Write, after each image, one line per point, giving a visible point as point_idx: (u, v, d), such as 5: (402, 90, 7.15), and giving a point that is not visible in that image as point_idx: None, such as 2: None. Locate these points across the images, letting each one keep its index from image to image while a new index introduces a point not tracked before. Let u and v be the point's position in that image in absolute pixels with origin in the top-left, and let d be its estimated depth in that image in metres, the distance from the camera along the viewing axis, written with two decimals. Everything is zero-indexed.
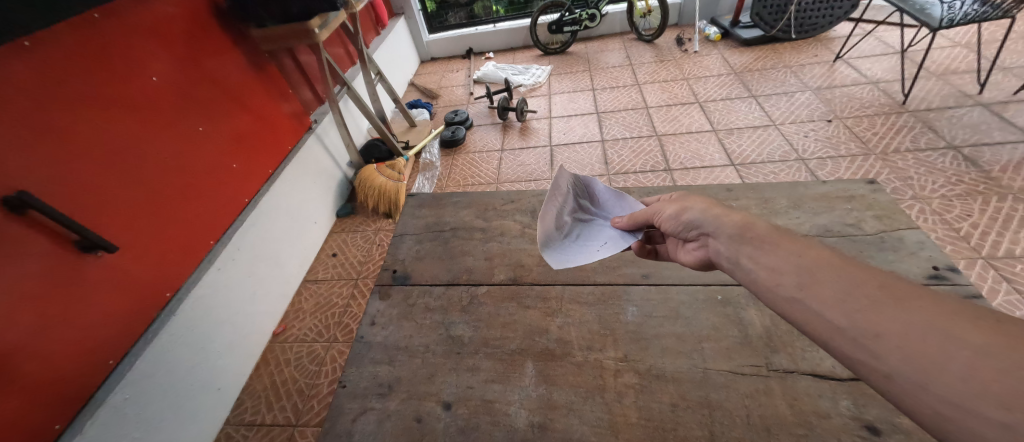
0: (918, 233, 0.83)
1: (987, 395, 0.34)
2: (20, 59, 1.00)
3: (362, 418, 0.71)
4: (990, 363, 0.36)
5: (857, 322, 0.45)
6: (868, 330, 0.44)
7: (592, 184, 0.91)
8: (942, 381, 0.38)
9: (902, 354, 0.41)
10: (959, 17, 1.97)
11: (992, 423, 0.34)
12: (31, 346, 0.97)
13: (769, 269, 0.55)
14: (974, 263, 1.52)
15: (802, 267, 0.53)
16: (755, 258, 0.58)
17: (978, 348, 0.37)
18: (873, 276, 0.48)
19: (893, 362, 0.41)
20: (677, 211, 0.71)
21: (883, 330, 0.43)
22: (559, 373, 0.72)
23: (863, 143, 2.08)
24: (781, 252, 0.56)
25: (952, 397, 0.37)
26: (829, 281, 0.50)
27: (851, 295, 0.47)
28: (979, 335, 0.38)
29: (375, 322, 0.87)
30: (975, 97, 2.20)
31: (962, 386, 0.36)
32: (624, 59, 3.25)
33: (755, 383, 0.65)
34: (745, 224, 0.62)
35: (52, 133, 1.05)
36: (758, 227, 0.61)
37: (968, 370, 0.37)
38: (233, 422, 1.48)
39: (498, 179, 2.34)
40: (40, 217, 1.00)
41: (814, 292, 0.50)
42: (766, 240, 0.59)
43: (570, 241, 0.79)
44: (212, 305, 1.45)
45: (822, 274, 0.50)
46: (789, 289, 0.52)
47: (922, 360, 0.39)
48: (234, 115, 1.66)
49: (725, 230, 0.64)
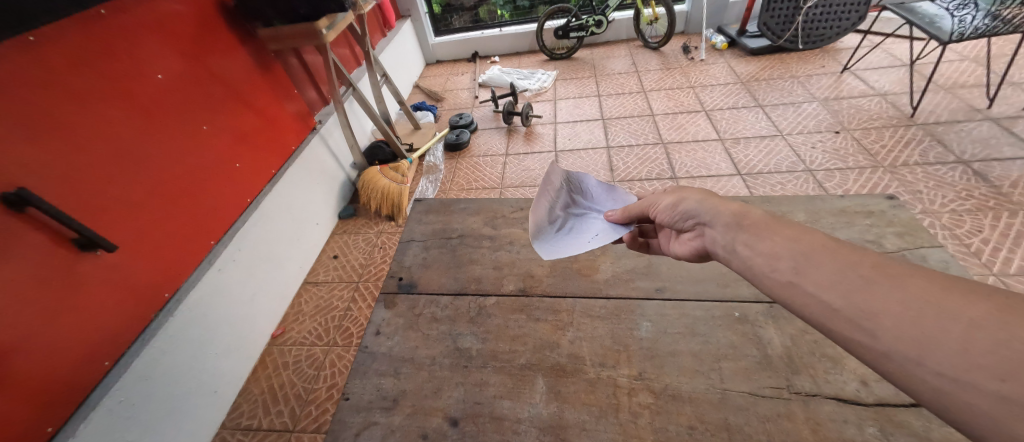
0: (941, 252, 0.81)
1: (980, 367, 0.34)
2: (23, 53, 0.98)
3: (365, 433, 0.69)
4: (983, 336, 0.35)
5: (852, 302, 0.44)
6: (863, 309, 0.43)
7: (584, 179, 0.87)
8: (937, 356, 0.37)
9: (898, 332, 0.40)
10: (969, 31, 1.96)
11: (990, 396, 0.34)
12: (25, 344, 0.95)
13: (766, 255, 0.54)
14: (986, 279, 1.50)
15: (798, 251, 0.51)
16: (750, 244, 0.56)
17: (970, 321, 0.37)
18: (866, 256, 0.47)
19: (889, 340, 0.40)
20: (674, 202, 0.69)
21: (878, 309, 0.42)
22: (571, 391, 0.69)
23: (871, 156, 2.06)
24: (775, 238, 0.54)
25: (946, 371, 0.36)
26: (823, 264, 0.48)
27: (845, 275, 0.46)
28: (971, 308, 0.37)
29: (380, 331, 0.84)
30: (984, 111, 2.19)
31: (959, 360, 0.36)
32: (630, 65, 3.24)
33: (777, 406, 0.63)
34: (740, 212, 0.60)
35: (52, 127, 1.02)
36: (755, 214, 0.58)
37: (962, 344, 0.36)
38: (229, 425, 1.45)
39: (503, 184, 2.32)
40: (40, 214, 0.98)
41: (810, 275, 0.48)
42: (764, 227, 0.56)
43: (562, 234, 0.76)
44: (212, 306, 1.42)
45: (817, 257, 0.49)
46: (785, 274, 0.51)
47: (916, 336, 0.39)
48: (238, 114, 1.64)
49: (722, 218, 0.62)
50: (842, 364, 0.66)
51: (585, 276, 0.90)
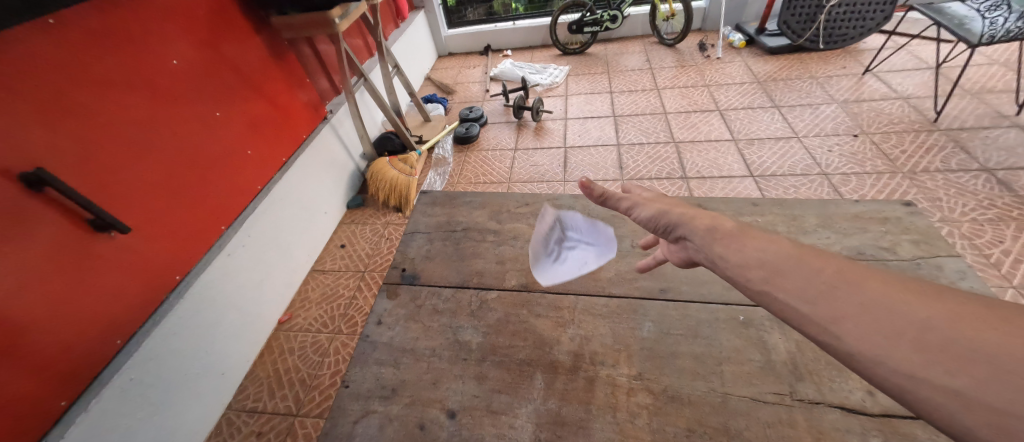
0: (958, 261, 0.78)
1: (936, 364, 0.36)
2: (45, 36, 1.00)
3: (363, 421, 0.70)
4: (936, 335, 0.37)
5: (817, 308, 0.44)
6: (828, 314, 0.43)
7: None
8: (899, 356, 0.38)
9: (860, 334, 0.40)
10: (1000, 34, 1.88)
11: (945, 390, 0.35)
12: (40, 322, 0.97)
13: (738, 265, 0.52)
14: (1006, 292, 1.45)
15: (765, 259, 0.50)
16: (724, 256, 0.54)
17: (925, 322, 0.38)
18: (828, 262, 0.47)
19: (853, 341, 0.40)
20: (653, 216, 0.66)
21: (841, 313, 0.42)
22: (569, 388, 0.69)
23: (890, 161, 2.01)
24: (748, 248, 0.53)
25: (907, 370, 0.37)
26: (790, 271, 0.48)
27: (809, 282, 0.46)
28: (923, 310, 0.39)
29: (381, 321, 0.85)
30: (1012, 118, 2.11)
31: (917, 358, 0.37)
32: (644, 62, 3.19)
33: (778, 412, 0.62)
34: (713, 224, 0.59)
35: (69, 110, 1.04)
36: (727, 227, 0.57)
37: (919, 343, 0.38)
38: (235, 407, 1.48)
39: (511, 179, 2.31)
40: (57, 194, 1.00)
41: (778, 284, 0.48)
42: (736, 237, 0.55)
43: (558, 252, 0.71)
44: (222, 289, 1.44)
45: (785, 265, 0.49)
46: (757, 284, 0.49)
47: (879, 337, 0.39)
48: (252, 102, 1.66)
49: (697, 231, 0.60)
50: (848, 373, 0.65)
51: (587, 273, 0.89)
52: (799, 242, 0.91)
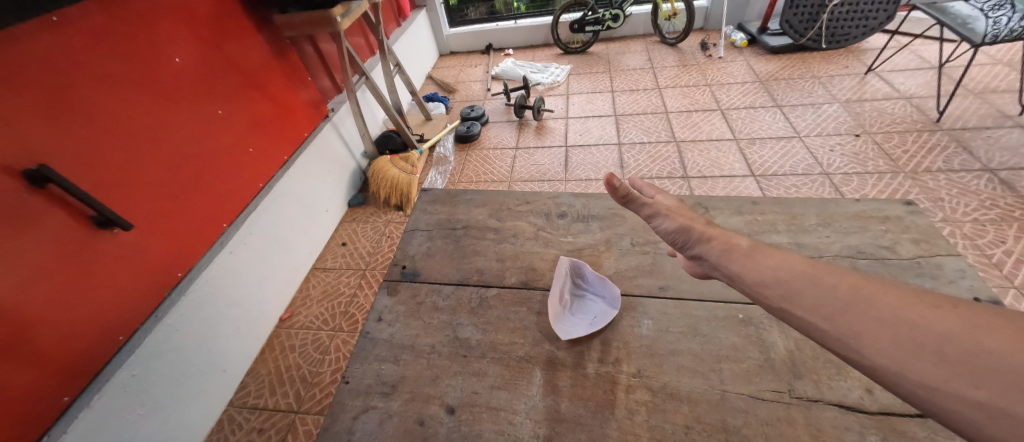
0: (959, 261, 0.78)
1: (956, 375, 0.38)
2: (49, 34, 1.01)
3: (363, 417, 0.70)
4: (953, 347, 0.40)
5: (836, 325, 0.47)
6: (847, 330, 0.46)
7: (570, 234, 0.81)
8: (920, 369, 0.40)
9: (880, 349, 0.43)
10: (1004, 33, 1.88)
11: (968, 402, 0.37)
12: (43, 318, 0.98)
13: (755, 282, 0.56)
14: (1007, 293, 1.45)
15: (781, 277, 0.54)
16: (740, 273, 0.58)
17: (942, 334, 0.41)
18: (842, 278, 0.50)
19: (874, 356, 0.43)
20: (673, 230, 0.69)
21: (859, 329, 0.45)
22: (568, 385, 0.69)
23: (892, 161, 2.00)
24: (763, 265, 0.57)
25: (929, 382, 0.40)
26: (807, 289, 0.51)
27: (827, 299, 0.49)
28: (938, 322, 0.42)
29: (381, 318, 0.85)
30: (1014, 118, 2.10)
31: (936, 370, 0.39)
32: (645, 62, 3.18)
33: (777, 410, 0.62)
34: (728, 243, 0.63)
35: (72, 107, 1.05)
36: (742, 246, 0.62)
37: (938, 355, 0.40)
38: (236, 404, 1.49)
39: (511, 178, 2.32)
40: (59, 191, 1.01)
41: (797, 300, 0.51)
42: (751, 255, 0.59)
43: None
44: (223, 287, 1.45)
45: (801, 283, 0.52)
46: (775, 301, 0.53)
47: (899, 351, 0.42)
48: (253, 100, 1.66)
49: (713, 249, 0.64)
50: (847, 371, 0.65)
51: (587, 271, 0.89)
52: (799, 241, 0.91)
